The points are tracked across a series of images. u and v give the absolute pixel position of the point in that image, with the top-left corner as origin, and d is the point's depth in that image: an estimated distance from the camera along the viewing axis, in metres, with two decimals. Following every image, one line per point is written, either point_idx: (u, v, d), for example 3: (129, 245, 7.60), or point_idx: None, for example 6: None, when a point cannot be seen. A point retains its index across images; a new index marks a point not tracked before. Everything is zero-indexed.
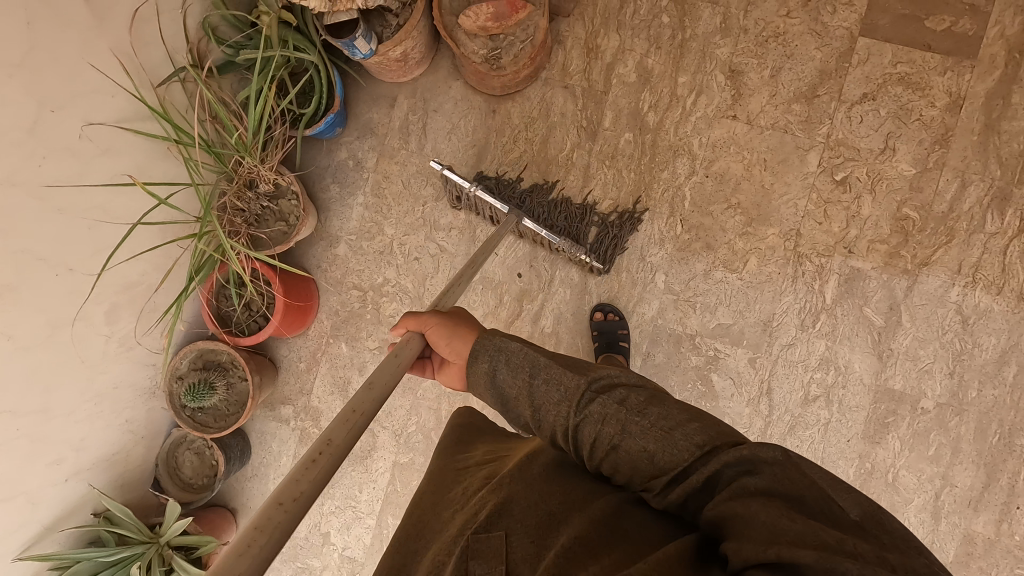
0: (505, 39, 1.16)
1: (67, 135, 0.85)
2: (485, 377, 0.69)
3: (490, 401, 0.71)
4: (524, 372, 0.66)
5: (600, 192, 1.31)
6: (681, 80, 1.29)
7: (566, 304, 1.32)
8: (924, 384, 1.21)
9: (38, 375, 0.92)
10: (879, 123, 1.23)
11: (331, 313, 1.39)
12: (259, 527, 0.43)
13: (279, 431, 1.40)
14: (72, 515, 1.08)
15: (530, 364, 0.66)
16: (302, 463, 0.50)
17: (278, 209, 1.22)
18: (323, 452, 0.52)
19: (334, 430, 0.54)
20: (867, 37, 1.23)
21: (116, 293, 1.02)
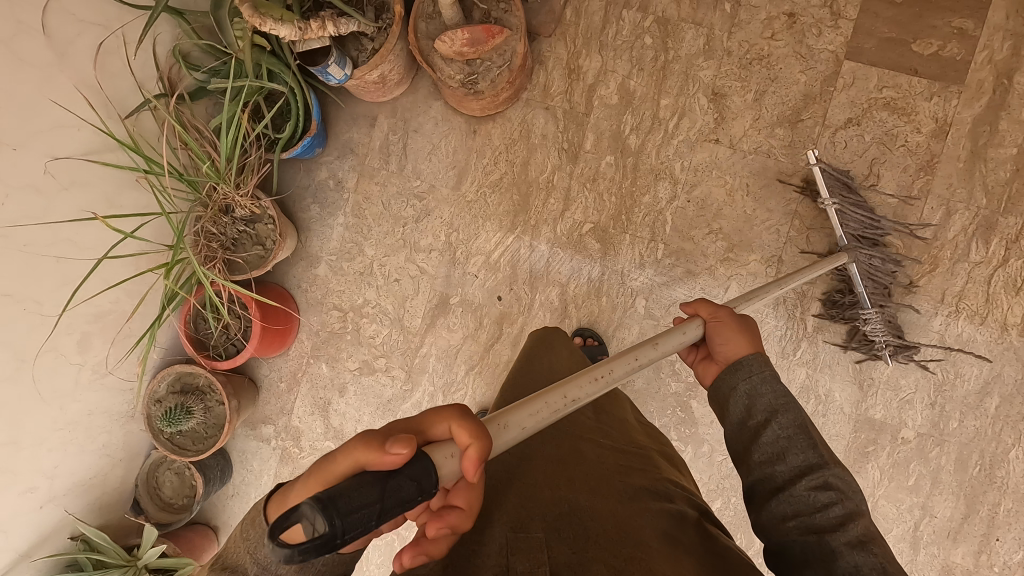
0: (482, 64, 1.15)
1: (29, 172, 0.84)
2: (732, 386, 0.73)
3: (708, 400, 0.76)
4: (770, 403, 0.70)
5: (581, 215, 1.30)
6: (664, 102, 1.27)
7: (546, 328, 1.31)
8: (904, 414, 1.20)
9: (6, 408, 0.92)
10: (864, 148, 1.21)
11: (311, 333, 1.39)
12: (505, 429, 0.54)
13: (259, 450, 1.41)
14: (48, 541, 1.09)
15: (783, 401, 0.70)
16: (580, 389, 0.61)
17: (255, 233, 1.21)
18: (589, 384, 0.62)
19: (616, 367, 0.65)
20: (853, 61, 1.21)
21: (86, 322, 1.02)
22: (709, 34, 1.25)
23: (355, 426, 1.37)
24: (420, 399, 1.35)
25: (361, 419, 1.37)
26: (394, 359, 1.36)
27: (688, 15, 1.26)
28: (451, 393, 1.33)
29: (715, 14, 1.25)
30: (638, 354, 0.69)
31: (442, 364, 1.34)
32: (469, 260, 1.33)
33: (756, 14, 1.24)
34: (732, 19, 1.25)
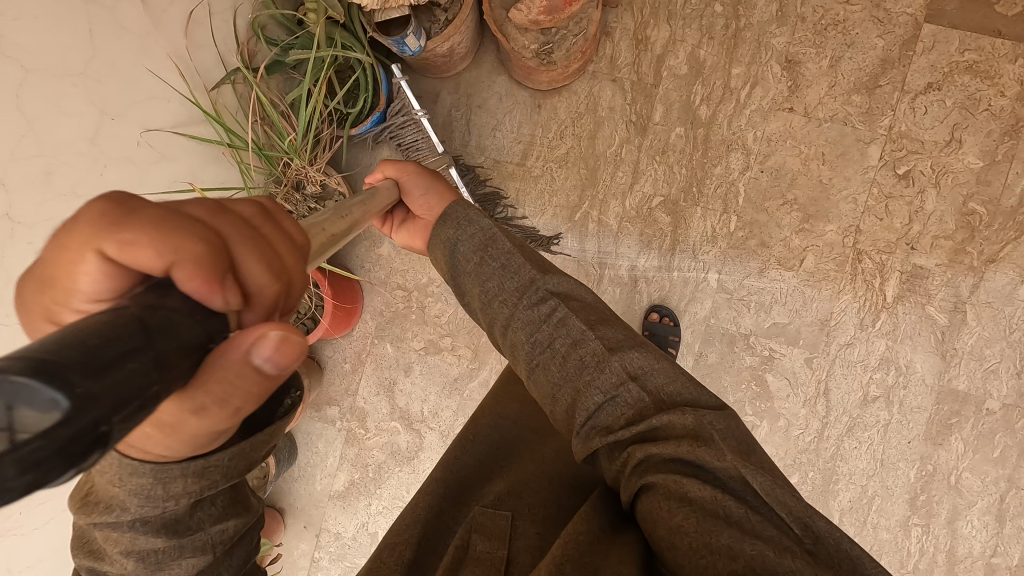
0: (556, 32, 1.13)
1: (125, 143, 0.84)
2: (445, 239, 0.73)
3: (437, 264, 0.75)
4: (479, 240, 0.71)
5: (650, 189, 1.28)
6: (735, 71, 1.24)
7: (616, 304, 1.29)
8: (989, 384, 1.17)
9: None
10: (945, 114, 1.18)
11: (376, 314, 1.38)
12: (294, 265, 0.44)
13: (325, 432, 1.40)
14: None
15: (487, 235, 0.71)
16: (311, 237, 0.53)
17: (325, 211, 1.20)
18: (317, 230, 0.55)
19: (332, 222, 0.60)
20: (933, 24, 1.18)
21: None
22: (782, 0, 1.23)
23: (422, 406, 1.37)
24: (487, 377, 1.34)
25: (427, 398, 1.36)
26: (460, 338, 1.35)
27: None
28: None
29: None
30: (344, 213, 0.64)
31: None
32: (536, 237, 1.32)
33: None
34: None
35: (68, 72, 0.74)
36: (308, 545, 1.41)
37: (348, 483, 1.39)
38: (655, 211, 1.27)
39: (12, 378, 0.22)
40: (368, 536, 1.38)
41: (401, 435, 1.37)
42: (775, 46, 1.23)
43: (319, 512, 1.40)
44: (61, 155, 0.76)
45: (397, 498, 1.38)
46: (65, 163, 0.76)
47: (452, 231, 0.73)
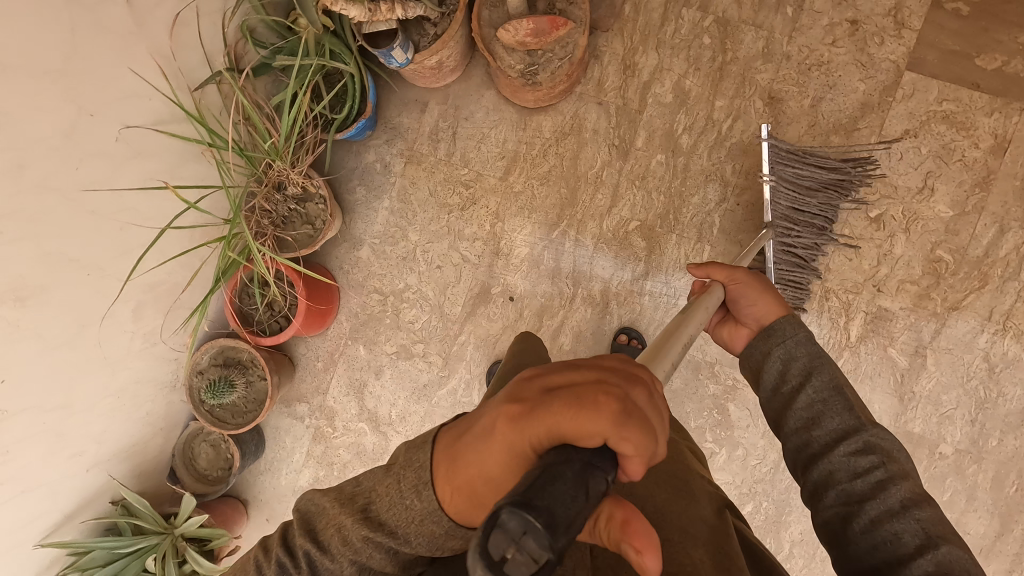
0: (542, 55, 1.15)
1: (102, 139, 0.85)
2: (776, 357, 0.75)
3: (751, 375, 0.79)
4: (806, 366, 0.73)
5: (628, 213, 1.30)
6: (719, 103, 1.26)
7: (586, 323, 1.31)
8: (944, 429, 1.20)
9: (61, 372, 0.93)
10: (919, 161, 1.20)
11: (350, 315, 1.40)
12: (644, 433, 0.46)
13: (292, 428, 1.42)
14: (90, 504, 1.10)
15: (814, 362, 0.73)
16: None
17: (304, 212, 1.22)
18: None
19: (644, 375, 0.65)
20: (914, 72, 1.20)
21: (142, 292, 1.03)
22: (769, 38, 1.25)
23: (390, 410, 1.39)
24: (456, 386, 1.36)
25: (396, 402, 1.38)
26: (432, 345, 1.37)
27: (749, 16, 1.25)
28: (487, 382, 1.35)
29: (777, 17, 1.25)
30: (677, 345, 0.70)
31: (480, 353, 1.35)
32: (513, 252, 1.34)
33: (818, 20, 1.23)
34: (794, 23, 1.24)
35: (47, 69, 0.76)
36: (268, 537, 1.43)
37: (313, 480, 1.41)
38: (631, 236, 1.30)
39: (503, 509, 0.34)
40: None
41: (368, 436, 1.39)
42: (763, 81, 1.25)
43: (281, 506, 1.42)
44: (36, 149, 0.77)
45: None
46: (39, 157, 0.78)
47: (777, 353, 0.75)
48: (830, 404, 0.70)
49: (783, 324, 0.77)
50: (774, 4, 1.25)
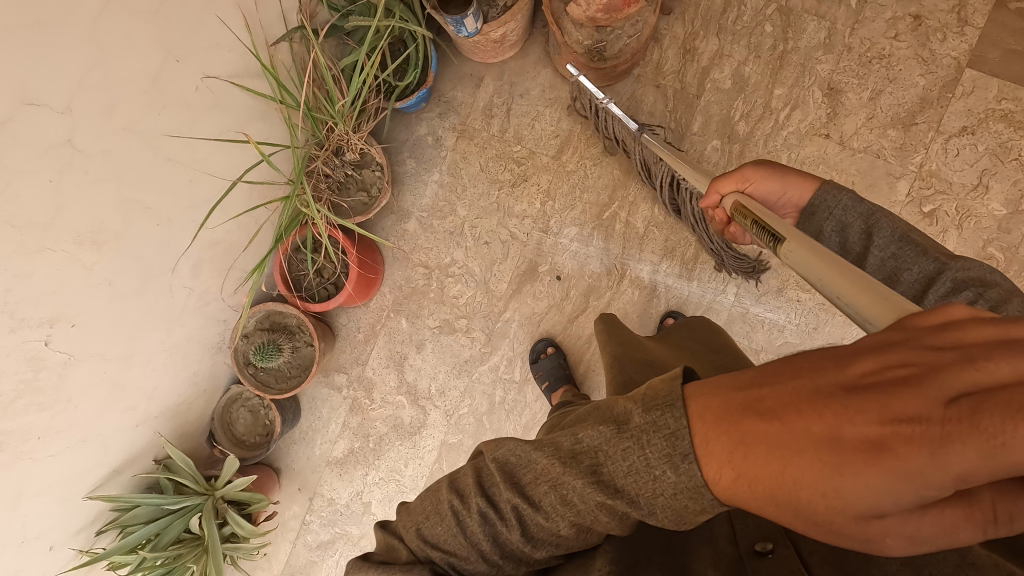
0: (611, 32, 1.16)
1: (185, 87, 0.85)
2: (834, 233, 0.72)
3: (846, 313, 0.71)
4: (862, 224, 0.69)
5: (680, 197, 1.30)
6: (777, 92, 1.27)
7: (633, 305, 1.31)
8: None
9: (125, 322, 0.93)
10: (975, 158, 1.21)
11: (395, 288, 1.39)
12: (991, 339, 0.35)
13: (330, 398, 1.41)
14: (136, 460, 1.09)
15: (870, 217, 0.68)
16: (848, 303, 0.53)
17: (360, 179, 1.22)
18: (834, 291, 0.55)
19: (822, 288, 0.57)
20: (974, 69, 1.21)
21: (204, 248, 1.03)
22: (831, 29, 1.25)
23: (430, 383, 1.38)
24: (498, 363, 1.36)
25: (436, 376, 1.38)
26: (476, 321, 1.37)
27: (812, 6, 1.26)
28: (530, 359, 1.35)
29: (840, 9, 1.25)
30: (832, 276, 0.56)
31: (524, 330, 1.35)
32: (562, 231, 1.34)
33: (881, 13, 1.24)
34: (856, 16, 1.25)
35: (142, 9, 0.76)
36: (300, 507, 1.42)
37: (348, 451, 1.41)
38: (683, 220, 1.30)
39: None
40: (361, 505, 1.40)
41: (406, 410, 1.39)
42: (823, 72, 1.25)
43: (315, 476, 1.42)
44: (125, 90, 0.77)
45: (394, 471, 1.39)
46: (127, 99, 0.78)
47: (830, 228, 0.72)
48: (904, 255, 0.65)
49: (822, 196, 0.73)
50: None
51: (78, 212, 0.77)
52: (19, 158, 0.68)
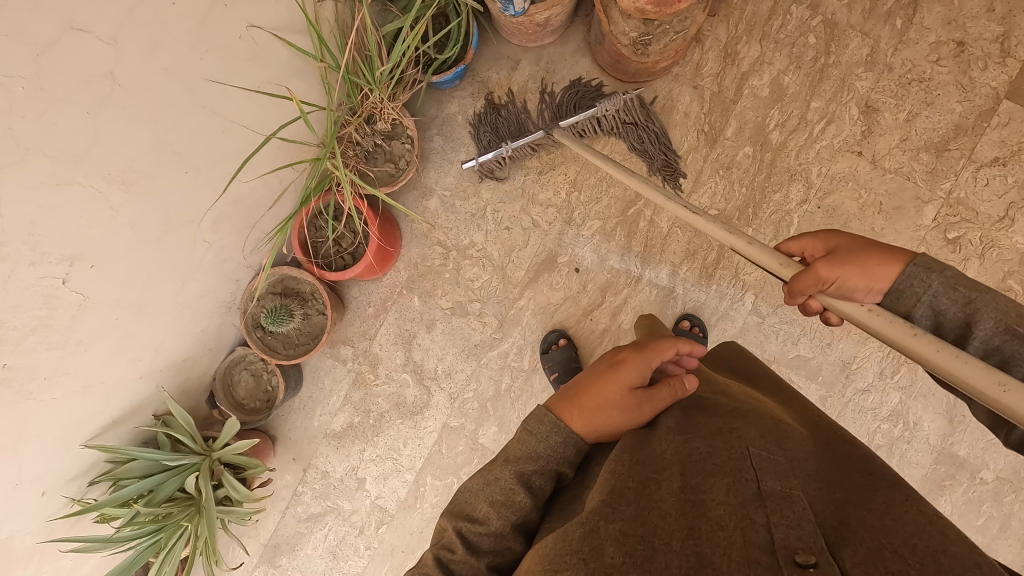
0: (659, 26, 1.13)
1: (228, 34, 0.83)
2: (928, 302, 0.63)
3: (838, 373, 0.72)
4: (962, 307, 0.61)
5: (707, 200, 1.29)
6: (814, 105, 1.26)
7: (649, 304, 1.31)
8: (988, 455, 1.21)
9: (143, 269, 0.91)
10: (1004, 190, 1.21)
11: (410, 265, 1.37)
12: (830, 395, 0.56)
13: (333, 369, 1.39)
14: (136, 413, 1.07)
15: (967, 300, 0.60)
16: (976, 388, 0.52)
17: (388, 150, 1.20)
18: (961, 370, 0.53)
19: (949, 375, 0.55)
20: (1012, 101, 1.21)
21: (227, 203, 1.01)
22: (874, 47, 1.25)
23: (437, 364, 1.36)
24: (507, 350, 1.35)
25: (444, 357, 1.36)
26: (489, 306, 1.35)
27: (858, 22, 1.25)
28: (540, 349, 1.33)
29: (885, 27, 1.24)
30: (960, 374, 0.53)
31: (537, 320, 1.34)
32: (585, 223, 1.32)
33: (925, 36, 1.23)
34: (900, 36, 1.24)
35: None
36: (293, 477, 1.40)
37: (347, 425, 1.39)
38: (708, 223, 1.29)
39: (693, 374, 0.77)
40: (355, 480, 1.38)
41: (410, 388, 1.37)
42: (861, 90, 1.25)
43: (311, 447, 1.40)
44: (171, 30, 0.75)
45: (392, 449, 1.38)
46: (172, 39, 0.76)
47: (921, 312, 0.64)
48: (1010, 348, 0.57)
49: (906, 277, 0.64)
50: (885, 14, 1.24)
51: (110, 149, 0.75)
52: (58, 85, 0.66)
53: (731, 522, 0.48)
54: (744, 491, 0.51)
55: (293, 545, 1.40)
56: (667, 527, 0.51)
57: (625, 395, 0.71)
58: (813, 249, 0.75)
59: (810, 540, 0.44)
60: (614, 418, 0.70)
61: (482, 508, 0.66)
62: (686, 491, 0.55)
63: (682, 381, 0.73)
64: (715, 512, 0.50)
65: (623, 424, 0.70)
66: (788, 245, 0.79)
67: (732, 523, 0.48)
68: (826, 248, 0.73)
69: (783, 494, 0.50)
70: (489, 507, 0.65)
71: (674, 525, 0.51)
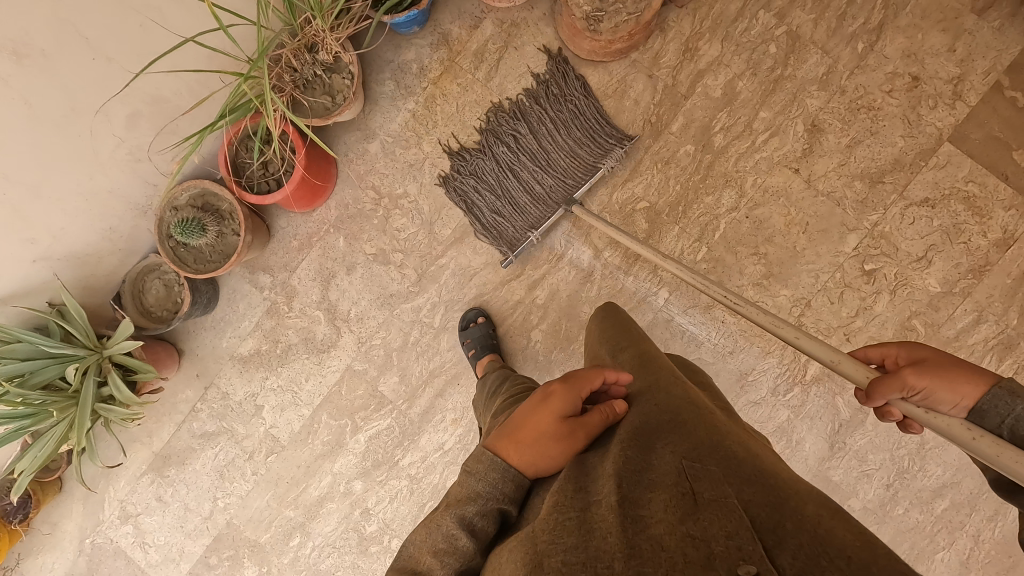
0: (612, 4, 1.13)
1: None
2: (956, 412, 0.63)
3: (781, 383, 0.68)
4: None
5: (641, 191, 1.29)
6: (762, 115, 1.26)
7: (566, 284, 1.31)
8: (860, 484, 1.24)
9: (41, 149, 0.93)
10: (927, 232, 1.21)
11: (341, 205, 1.37)
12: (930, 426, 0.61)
13: (249, 294, 1.40)
14: (28, 295, 1.08)
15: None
16: None
17: (328, 82, 1.18)
18: None
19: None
20: (953, 145, 1.21)
21: (143, 101, 1.02)
22: (832, 68, 1.24)
23: (350, 307, 1.37)
24: (421, 304, 1.35)
25: (358, 302, 1.37)
26: (411, 258, 1.35)
27: (821, 39, 1.24)
28: (453, 310, 1.35)
29: (846, 49, 1.23)
30: None
31: (455, 280, 1.35)
32: None
33: (883, 65, 1.22)
34: (860, 60, 1.23)
35: None
36: (193, 393, 1.41)
37: (254, 351, 1.40)
38: (636, 215, 1.29)
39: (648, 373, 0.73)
40: (253, 407, 1.40)
41: (320, 326, 1.38)
42: (811, 109, 1.25)
43: (215, 366, 1.41)
44: None
45: (294, 382, 1.39)
46: None
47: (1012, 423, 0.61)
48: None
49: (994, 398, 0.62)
50: (849, 35, 1.23)
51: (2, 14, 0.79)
52: None
53: (672, 541, 0.46)
54: (682, 506, 0.50)
55: (182, 459, 1.42)
56: (607, 545, 0.48)
57: (556, 425, 0.67)
58: (894, 357, 0.72)
59: (750, 549, 0.43)
60: (546, 453, 0.66)
61: (426, 560, 0.61)
62: (623, 504, 0.52)
63: (614, 404, 0.70)
64: (654, 528, 0.49)
65: (561, 457, 0.66)
66: (868, 351, 0.75)
67: (673, 543, 0.46)
68: (910, 359, 0.70)
69: (718, 502, 0.49)
70: (432, 557, 0.60)
71: (614, 544, 0.48)
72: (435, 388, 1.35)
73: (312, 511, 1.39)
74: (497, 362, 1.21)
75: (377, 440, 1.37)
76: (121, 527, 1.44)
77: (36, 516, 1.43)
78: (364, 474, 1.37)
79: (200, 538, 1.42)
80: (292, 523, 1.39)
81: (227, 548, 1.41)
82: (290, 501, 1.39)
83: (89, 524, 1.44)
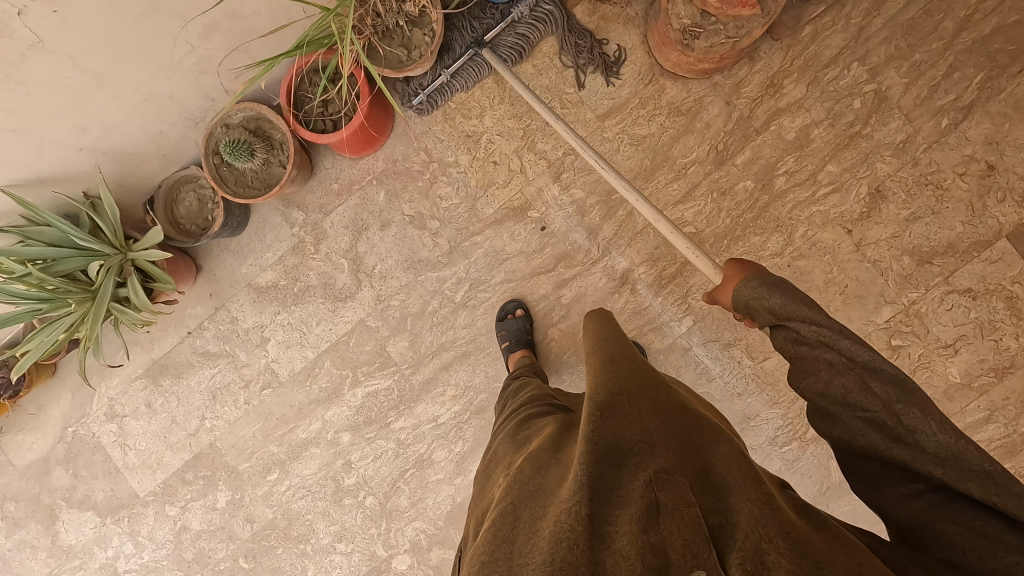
0: (711, 22, 1.09)
1: None
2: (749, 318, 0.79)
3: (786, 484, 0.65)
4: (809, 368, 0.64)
5: (689, 215, 1.28)
6: (829, 168, 1.24)
7: (594, 289, 1.30)
8: None
9: (113, 42, 0.92)
10: (962, 322, 1.21)
11: (388, 159, 1.35)
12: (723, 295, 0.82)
13: (279, 228, 1.38)
14: (65, 181, 1.07)
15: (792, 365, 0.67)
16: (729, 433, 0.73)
17: (407, 35, 1.16)
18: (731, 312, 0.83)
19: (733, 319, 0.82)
20: (1010, 242, 1.19)
21: (224, 16, 1.00)
22: (911, 137, 1.21)
23: (376, 263, 1.36)
24: (447, 277, 1.35)
25: (385, 259, 1.36)
26: (446, 229, 1.34)
27: (908, 105, 1.21)
28: (477, 289, 1.34)
29: (930, 121, 1.21)
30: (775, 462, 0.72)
31: (485, 261, 1.34)
32: (567, 188, 1.31)
33: (962, 146, 1.20)
34: (940, 136, 1.21)
35: None
36: (202, 311, 1.41)
37: (271, 284, 1.39)
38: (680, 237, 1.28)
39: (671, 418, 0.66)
40: (259, 338, 1.40)
41: (342, 275, 1.37)
42: (879, 173, 1.23)
43: (230, 290, 1.40)
44: None
45: (304, 323, 1.39)
46: None
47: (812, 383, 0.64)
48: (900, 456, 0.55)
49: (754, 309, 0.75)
50: (936, 108, 1.20)
51: None
52: None
53: (635, 550, 0.48)
54: (644, 517, 0.52)
55: (179, 372, 1.42)
56: (572, 557, 0.48)
57: None
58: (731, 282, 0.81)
59: (704, 558, 0.48)
60: None
61: None
62: (593, 519, 0.51)
63: None
64: (620, 541, 0.49)
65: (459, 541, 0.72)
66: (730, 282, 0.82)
67: (633, 551, 0.48)
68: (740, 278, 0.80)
69: (681, 513, 0.52)
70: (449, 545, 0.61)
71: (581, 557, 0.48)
72: (441, 361, 1.35)
73: (295, 451, 1.40)
74: (531, 361, 1.21)
75: (373, 399, 1.37)
76: (105, 424, 1.45)
77: (26, 395, 1.44)
78: (354, 428, 1.38)
79: (180, 453, 1.43)
80: (273, 458, 1.41)
81: (204, 468, 1.42)
82: (275, 437, 1.40)
83: (74, 415, 1.45)
